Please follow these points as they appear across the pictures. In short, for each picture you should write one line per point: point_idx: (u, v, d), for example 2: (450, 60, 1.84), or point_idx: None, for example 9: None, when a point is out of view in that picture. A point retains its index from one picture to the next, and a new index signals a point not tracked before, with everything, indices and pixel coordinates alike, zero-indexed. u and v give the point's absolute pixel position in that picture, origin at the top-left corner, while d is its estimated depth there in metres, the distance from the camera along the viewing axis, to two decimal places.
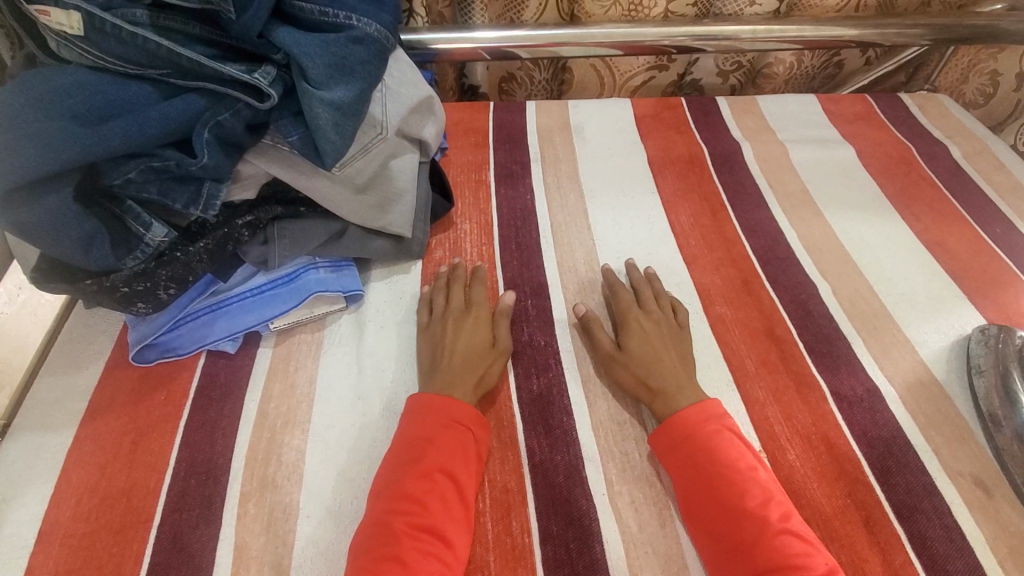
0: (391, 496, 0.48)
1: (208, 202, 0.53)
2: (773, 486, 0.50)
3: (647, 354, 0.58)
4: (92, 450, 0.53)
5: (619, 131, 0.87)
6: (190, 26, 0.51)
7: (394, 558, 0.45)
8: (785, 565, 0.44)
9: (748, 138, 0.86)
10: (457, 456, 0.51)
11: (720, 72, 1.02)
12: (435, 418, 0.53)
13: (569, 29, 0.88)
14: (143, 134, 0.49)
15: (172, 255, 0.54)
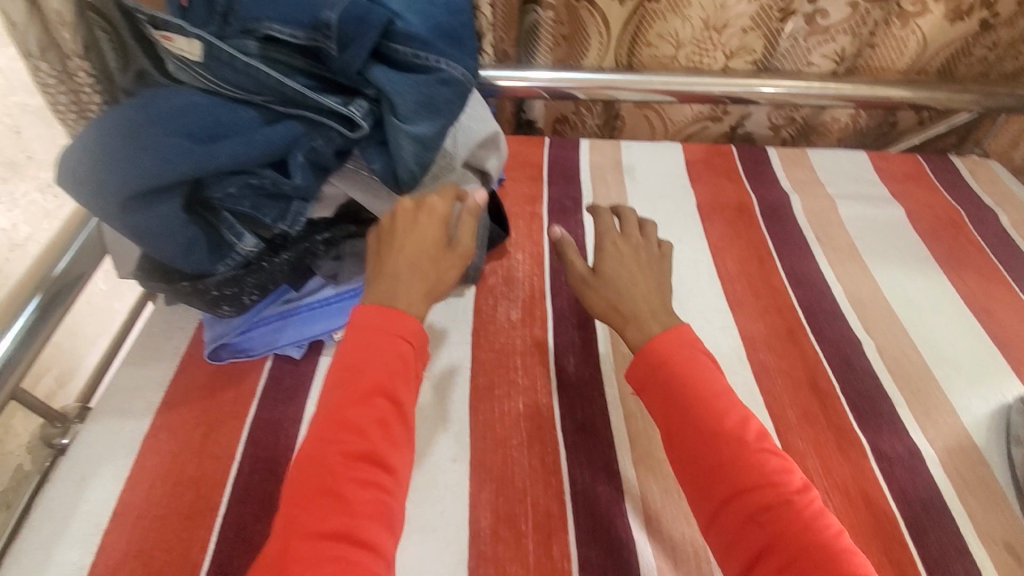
0: (330, 419, 0.47)
1: (295, 219, 0.58)
2: (734, 406, 0.50)
3: (622, 279, 0.60)
4: (167, 438, 0.57)
5: (670, 175, 0.90)
6: (295, 58, 0.57)
7: (336, 482, 0.44)
8: (766, 483, 0.46)
9: (797, 190, 0.88)
10: (394, 375, 0.49)
11: (772, 126, 1.05)
12: (370, 342, 0.50)
13: (629, 75, 0.93)
14: (248, 155, 0.54)
15: (259, 265, 0.59)
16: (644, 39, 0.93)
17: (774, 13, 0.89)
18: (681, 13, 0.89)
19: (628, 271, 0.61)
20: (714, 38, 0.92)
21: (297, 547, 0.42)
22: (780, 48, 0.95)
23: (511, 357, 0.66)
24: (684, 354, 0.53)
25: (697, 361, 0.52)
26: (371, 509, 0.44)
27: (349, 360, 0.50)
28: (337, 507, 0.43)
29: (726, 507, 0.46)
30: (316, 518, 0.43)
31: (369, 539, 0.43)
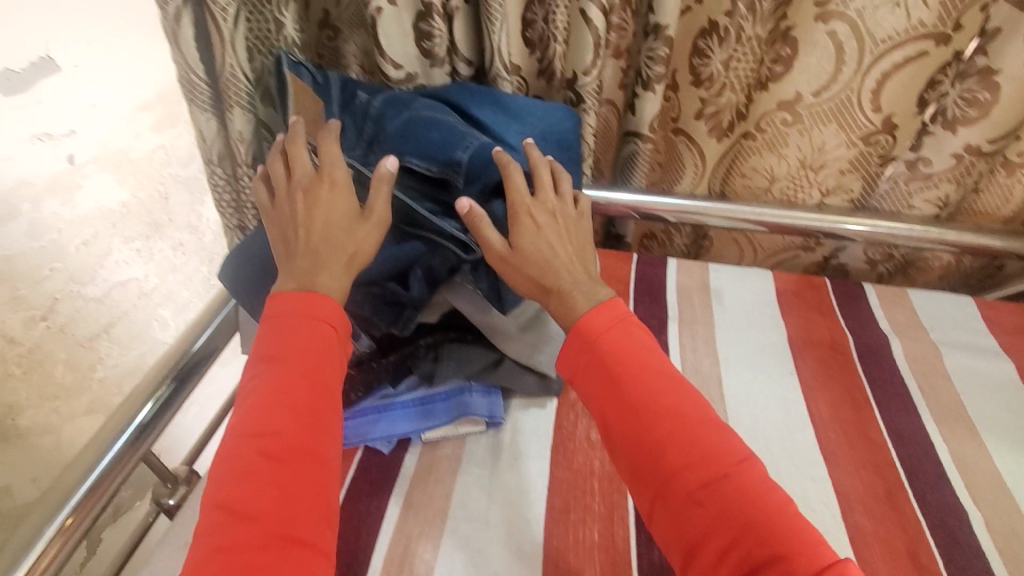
0: (270, 401, 0.53)
1: (406, 323, 0.66)
2: (667, 390, 0.55)
3: (540, 252, 0.64)
4: None
5: (758, 303, 0.90)
6: (426, 188, 0.69)
7: (282, 453, 0.50)
8: (696, 462, 0.51)
9: (896, 333, 0.85)
10: (319, 359, 0.56)
11: (868, 261, 1.04)
12: (297, 332, 0.56)
13: (722, 203, 0.96)
14: (379, 269, 0.65)
15: (367, 365, 0.69)
16: (737, 171, 0.97)
17: (873, 158, 0.92)
18: (776, 150, 0.93)
19: (553, 240, 0.65)
20: (810, 177, 0.95)
21: (241, 525, 0.47)
22: (878, 188, 0.96)
23: (589, 479, 0.66)
24: (604, 339, 0.59)
25: (612, 345, 0.58)
26: (308, 493, 0.50)
27: (287, 349, 0.55)
28: (278, 487, 0.49)
29: (674, 480, 0.51)
30: (267, 500, 0.48)
31: (297, 533, 0.48)
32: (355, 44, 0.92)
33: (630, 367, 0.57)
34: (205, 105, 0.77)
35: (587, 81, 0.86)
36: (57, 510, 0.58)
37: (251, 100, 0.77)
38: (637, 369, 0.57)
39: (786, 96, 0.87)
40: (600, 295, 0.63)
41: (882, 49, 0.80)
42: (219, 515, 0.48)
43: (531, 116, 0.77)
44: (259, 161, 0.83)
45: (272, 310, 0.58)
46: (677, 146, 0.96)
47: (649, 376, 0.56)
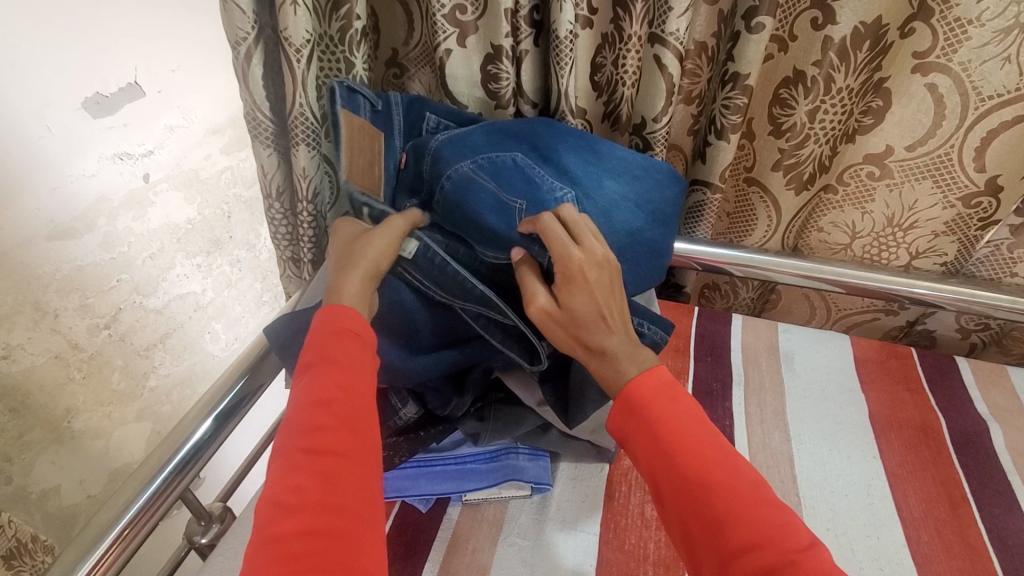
0: (310, 399, 0.51)
1: (453, 409, 0.65)
2: (723, 462, 0.49)
3: (587, 312, 0.58)
4: None
5: (834, 372, 0.82)
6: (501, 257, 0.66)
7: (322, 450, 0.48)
8: (757, 545, 0.45)
9: (998, 419, 0.75)
10: (357, 360, 0.54)
11: (960, 329, 0.93)
12: (337, 336, 0.55)
13: (795, 259, 0.89)
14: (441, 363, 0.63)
15: (416, 432, 0.65)
16: (814, 224, 0.91)
17: (972, 221, 0.82)
18: (862, 206, 0.86)
19: (602, 301, 0.58)
20: (896, 237, 0.87)
21: (289, 520, 0.44)
22: (975, 255, 0.87)
23: (642, 564, 0.60)
24: (656, 401, 0.53)
25: (664, 404, 0.53)
26: (354, 490, 0.47)
27: (327, 353, 0.54)
28: (323, 485, 0.46)
29: (734, 564, 0.45)
30: (314, 498, 0.45)
31: (352, 529, 0.45)
32: (422, 82, 0.92)
33: (679, 430, 0.51)
34: (268, 142, 0.78)
35: (657, 128, 0.83)
36: (91, 548, 0.56)
37: (315, 138, 0.78)
38: (693, 436, 0.51)
39: (876, 149, 0.80)
40: (644, 360, 0.57)
41: (988, 105, 0.72)
42: (269, 514, 0.45)
43: (627, 173, 0.75)
44: (319, 197, 0.83)
45: (315, 322, 0.57)
46: (749, 198, 0.90)
47: (703, 443, 0.51)
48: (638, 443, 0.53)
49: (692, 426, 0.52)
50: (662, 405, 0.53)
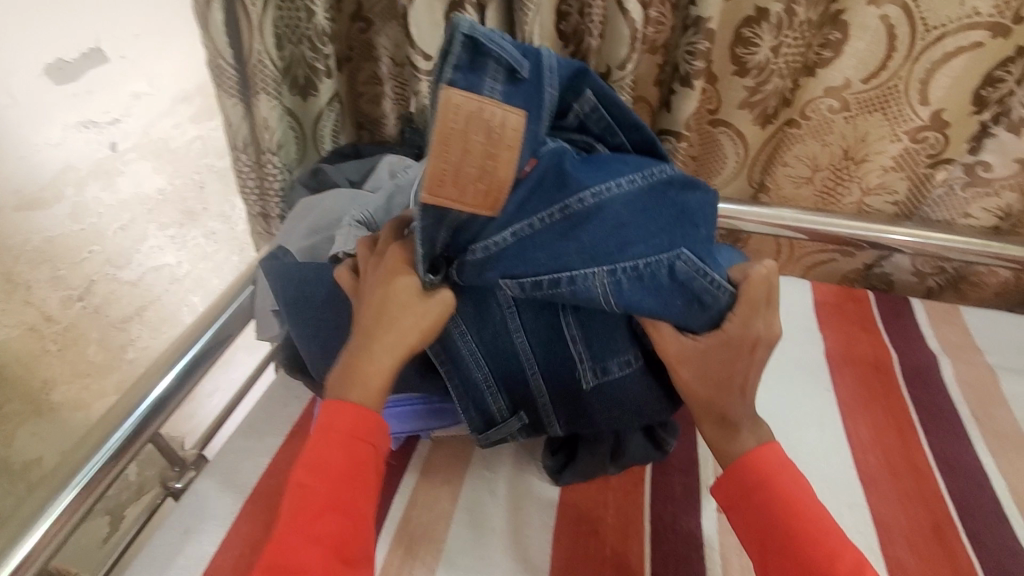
0: (311, 521, 0.49)
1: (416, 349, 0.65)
2: (843, 547, 0.49)
3: (721, 371, 0.55)
4: (263, 508, 0.61)
5: (794, 314, 0.85)
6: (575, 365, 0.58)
7: (324, 509, 0.50)
8: None
9: (948, 353, 0.78)
10: (361, 482, 0.52)
11: (917, 272, 0.97)
12: (346, 446, 0.52)
13: (758, 207, 0.91)
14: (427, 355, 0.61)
15: None
16: (778, 159, 0.92)
17: (921, 156, 0.85)
18: (821, 138, 0.88)
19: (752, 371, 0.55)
20: (852, 170, 0.90)
21: None
22: (929, 198, 0.89)
23: (603, 491, 0.63)
24: (771, 474, 0.53)
25: (774, 474, 0.53)
26: None
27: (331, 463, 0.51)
28: None
29: None
30: None
31: None
32: (388, 37, 0.93)
33: (796, 506, 0.51)
34: (232, 91, 0.78)
35: (622, 76, 0.83)
36: (63, 488, 0.57)
37: (278, 88, 0.78)
38: (811, 515, 0.51)
39: (834, 83, 0.82)
40: (761, 432, 0.57)
41: (935, 35, 0.75)
42: None
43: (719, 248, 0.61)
44: (285, 149, 0.84)
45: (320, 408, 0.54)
46: (715, 138, 0.91)
47: (816, 520, 0.51)
48: (752, 516, 0.53)
49: (814, 502, 0.52)
50: (777, 472, 0.53)
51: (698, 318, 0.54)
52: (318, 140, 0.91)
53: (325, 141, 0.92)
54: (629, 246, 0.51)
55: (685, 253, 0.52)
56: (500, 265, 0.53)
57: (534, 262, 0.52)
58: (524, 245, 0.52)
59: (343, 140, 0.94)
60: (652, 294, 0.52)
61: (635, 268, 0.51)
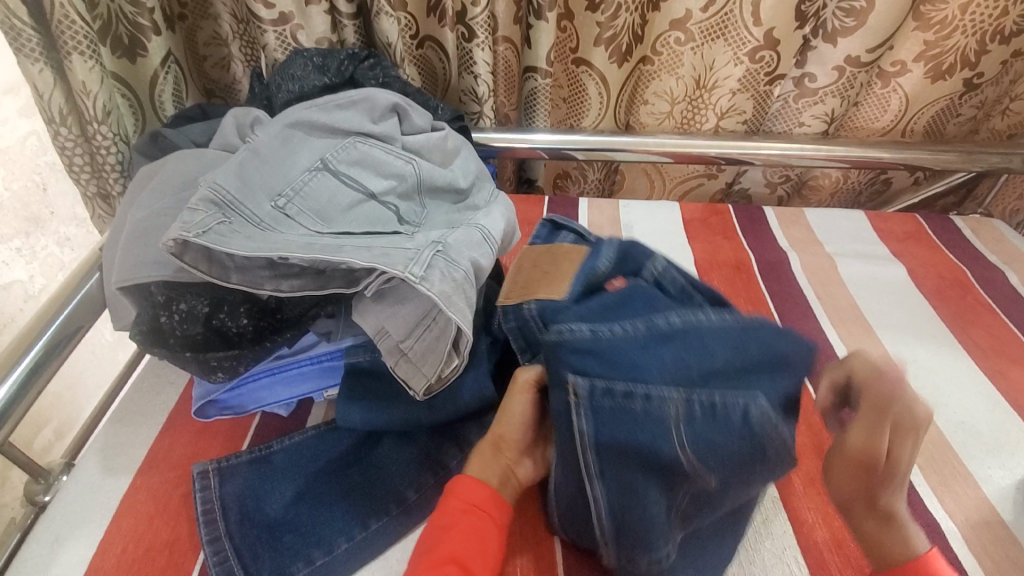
0: None
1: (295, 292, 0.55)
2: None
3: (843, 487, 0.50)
4: (145, 499, 0.56)
5: (667, 233, 0.90)
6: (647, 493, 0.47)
7: (443, 559, 0.47)
8: None
9: (797, 249, 0.88)
10: (474, 545, 0.49)
11: (768, 184, 1.07)
12: (460, 516, 0.50)
13: (627, 136, 0.95)
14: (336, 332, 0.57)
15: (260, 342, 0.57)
16: (640, 99, 0.97)
17: (761, 76, 0.92)
18: (674, 73, 0.92)
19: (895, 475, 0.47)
20: (705, 99, 0.96)
21: None
22: (771, 110, 0.99)
23: None
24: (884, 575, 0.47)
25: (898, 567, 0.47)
26: None
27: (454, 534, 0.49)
28: None
29: None
30: None
31: None
32: None
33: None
34: (34, 56, 0.68)
35: (476, 13, 0.83)
36: None
37: (93, 45, 0.70)
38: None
39: (678, 15, 0.86)
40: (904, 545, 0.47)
41: None
42: None
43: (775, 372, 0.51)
44: (114, 116, 0.75)
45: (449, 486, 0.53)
46: (580, 80, 0.94)
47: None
48: None
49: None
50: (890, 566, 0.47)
51: (770, 464, 0.49)
52: (157, 107, 0.83)
53: (165, 108, 0.84)
54: (709, 379, 0.49)
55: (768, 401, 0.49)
56: (568, 351, 0.49)
57: (664, 374, 0.48)
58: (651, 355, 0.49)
59: (186, 103, 0.86)
60: (723, 426, 0.47)
61: (722, 401, 0.47)
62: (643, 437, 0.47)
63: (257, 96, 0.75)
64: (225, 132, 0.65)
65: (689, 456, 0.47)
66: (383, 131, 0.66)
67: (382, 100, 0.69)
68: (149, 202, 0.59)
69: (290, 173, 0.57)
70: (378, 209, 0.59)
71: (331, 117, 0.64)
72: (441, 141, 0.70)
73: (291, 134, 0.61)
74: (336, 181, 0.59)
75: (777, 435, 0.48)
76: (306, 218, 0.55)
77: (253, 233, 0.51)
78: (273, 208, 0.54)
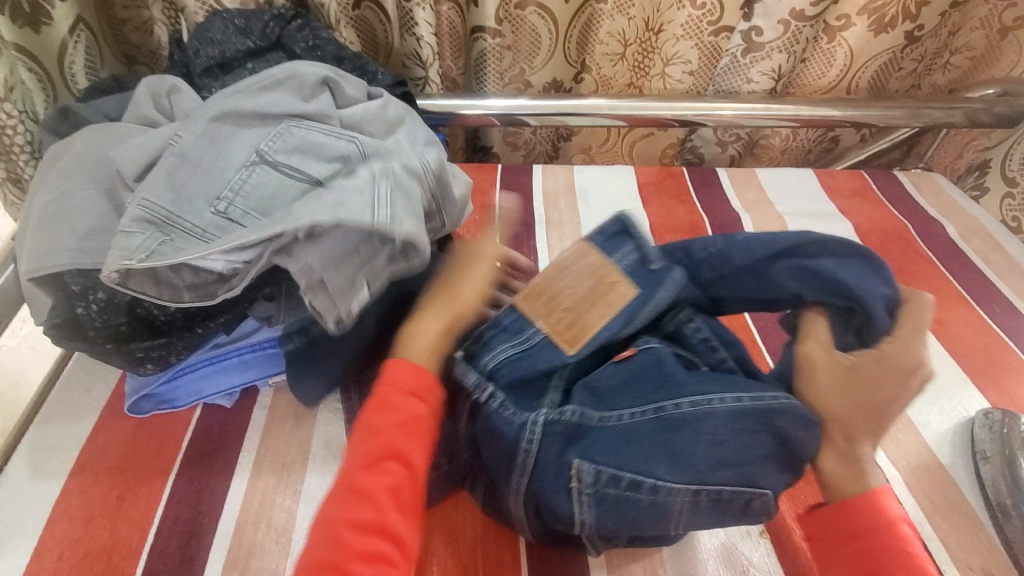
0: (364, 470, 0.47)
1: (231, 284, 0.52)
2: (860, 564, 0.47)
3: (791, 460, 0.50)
4: (79, 503, 0.52)
5: (622, 198, 0.89)
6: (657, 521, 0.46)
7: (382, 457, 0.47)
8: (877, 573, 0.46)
9: (748, 210, 0.89)
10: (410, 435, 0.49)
11: (720, 143, 1.07)
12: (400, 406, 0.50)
13: (575, 100, 0.93)
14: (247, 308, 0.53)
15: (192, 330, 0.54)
16: (592, 37, 0.92)
17: (705, 24, 0.91)
18: (625, 11, 0.89)
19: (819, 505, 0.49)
20: (653, 42, 0.94)
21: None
22: (720, 65, 0.97)
23: None
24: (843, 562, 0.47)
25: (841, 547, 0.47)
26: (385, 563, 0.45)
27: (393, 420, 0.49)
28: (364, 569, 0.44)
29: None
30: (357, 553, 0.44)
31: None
32: None
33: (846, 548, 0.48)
34: None
35: None
36: None
37: None
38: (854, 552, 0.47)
39: None
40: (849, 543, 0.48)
41: None
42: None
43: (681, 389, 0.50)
44: (16, 88, 0.68)
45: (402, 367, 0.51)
46: (525, 20, 0.90)
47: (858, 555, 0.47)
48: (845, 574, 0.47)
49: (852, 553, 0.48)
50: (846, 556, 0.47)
51: (768, 471, 0.46)
52: (69, 80, 0.76)
53: (76, 80, 0.77)
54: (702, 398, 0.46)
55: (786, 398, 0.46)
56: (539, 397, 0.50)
57: (643, 397, 0.47)
58: (637, 390, 0.48)
59: (99, 75, 0.80)
60: (709, 436, 0.45)
61: (695, 406, 0.46)
62: (633, 461, 0.45)
63: (175, 64, 0.68)
64: (140, 104, 0.59)
65: (684, 472, 0.45)
66: (315, 108, 0.57)
67: (308, 74, 0.60)
68: (57, 182, 0.53)
69: (224, 172, 0.52)
70: (326, 195, 0.53)
71: (256, 101, 0.56)
72: (381, 109, 0.61)
73: (218, 128, 0.54)
74: (276, 175, 0.52)
75: (771, 428, 0.46)
76: (250, 220, 0.50)
77: (193, 255, 0.48)
78: (213, 215, 0.50)
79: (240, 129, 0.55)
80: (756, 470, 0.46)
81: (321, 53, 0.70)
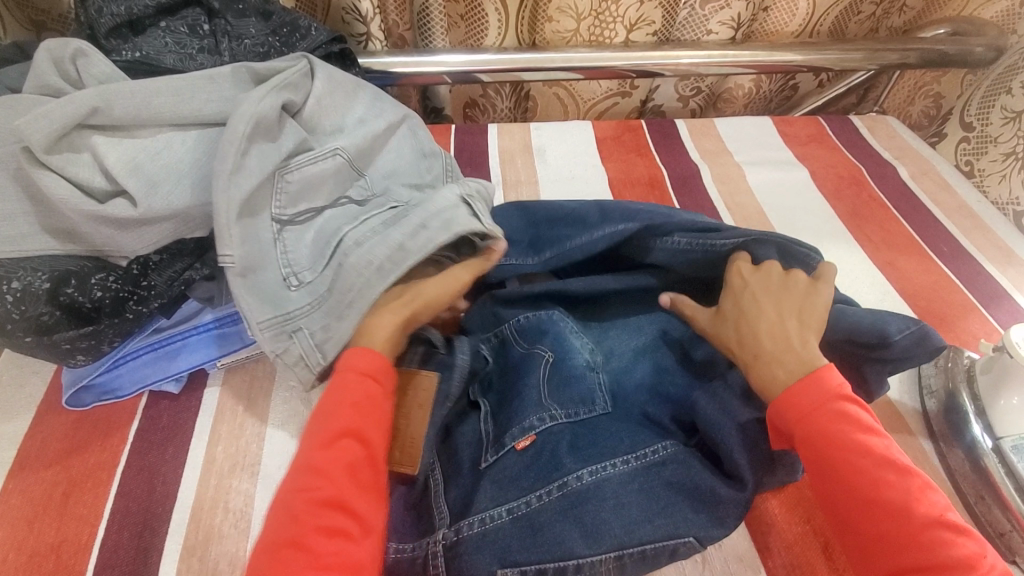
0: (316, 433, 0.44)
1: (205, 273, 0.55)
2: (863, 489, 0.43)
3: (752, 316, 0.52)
4: (19, 504, 0.49)
5: (580, 154, 0.87)
6: None
7: (338, 434, 0.44)
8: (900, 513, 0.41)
9: (706, 160, 0.88)
10: (365, 413, 0.45)
11: (680, 98, 1.06)
12: (344, 387, 0.46)
13: (531, 54, 0.89)
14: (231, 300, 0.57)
15: (124, 314, 0.51)
16: (543, 14, 0.89)
17: None
18: None
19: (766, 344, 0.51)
20: (612, 10, 0.89)
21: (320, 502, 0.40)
22: (678, 18, 0.94)
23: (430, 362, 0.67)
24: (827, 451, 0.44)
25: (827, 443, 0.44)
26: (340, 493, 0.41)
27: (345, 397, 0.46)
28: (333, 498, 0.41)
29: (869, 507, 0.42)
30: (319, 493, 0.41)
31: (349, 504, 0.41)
32: None
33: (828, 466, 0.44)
34: None
35: None
36: None
37: None
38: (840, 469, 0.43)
39: None
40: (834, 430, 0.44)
41: None
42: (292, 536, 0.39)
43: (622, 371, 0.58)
44: None
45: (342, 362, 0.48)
46: (479, 4, 0.87)
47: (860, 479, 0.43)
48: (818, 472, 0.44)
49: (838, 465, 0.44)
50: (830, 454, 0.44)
51: (698, 521, 0.47)
52: None
53: None
54: (592, 454, 0.51)
55: (668, 441, 0.52)
56: (514, 421, 0.53)
57: (545, 479, 0.50)
58: (535, 471, 0.50)
59: None
60: (612, 500, 0.48)
61: (593, 475, 0.49)
62: (542, 548, 0.46)
63: (79, 26, 0.62)
64: (40, 71, 0.54)
65: (600, 543, 0.46)
66: (297, 142, 0.56)
67: (269, 101, 0.54)
68: None
69: (270, 254, 0.51)
70: (339, 213, 0.56)
71: (249, 172, 0.51)
72: (331, 98, 0.61)
73: (245, 224, 0.50)
74: (305, 232, 0.54)
75: (662, 481, 0.49)
76: (322, 263, 0.52)
77: (329, 316, 0.51)
78: (299, 290, 0.51)
79: (254, 210, 0.51)
80: (697, 528, 0.47)
81: (243, 6, 0.65)
